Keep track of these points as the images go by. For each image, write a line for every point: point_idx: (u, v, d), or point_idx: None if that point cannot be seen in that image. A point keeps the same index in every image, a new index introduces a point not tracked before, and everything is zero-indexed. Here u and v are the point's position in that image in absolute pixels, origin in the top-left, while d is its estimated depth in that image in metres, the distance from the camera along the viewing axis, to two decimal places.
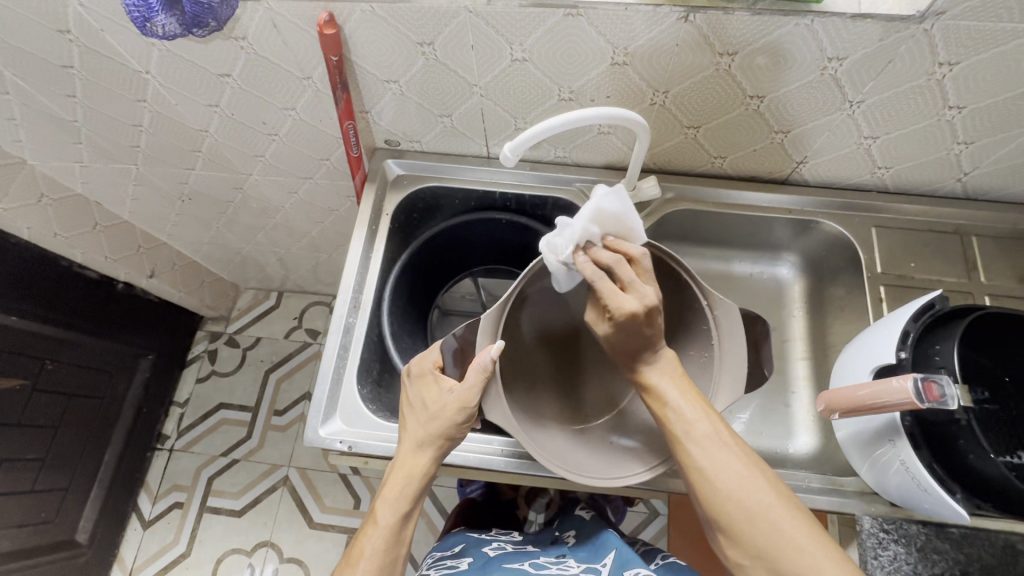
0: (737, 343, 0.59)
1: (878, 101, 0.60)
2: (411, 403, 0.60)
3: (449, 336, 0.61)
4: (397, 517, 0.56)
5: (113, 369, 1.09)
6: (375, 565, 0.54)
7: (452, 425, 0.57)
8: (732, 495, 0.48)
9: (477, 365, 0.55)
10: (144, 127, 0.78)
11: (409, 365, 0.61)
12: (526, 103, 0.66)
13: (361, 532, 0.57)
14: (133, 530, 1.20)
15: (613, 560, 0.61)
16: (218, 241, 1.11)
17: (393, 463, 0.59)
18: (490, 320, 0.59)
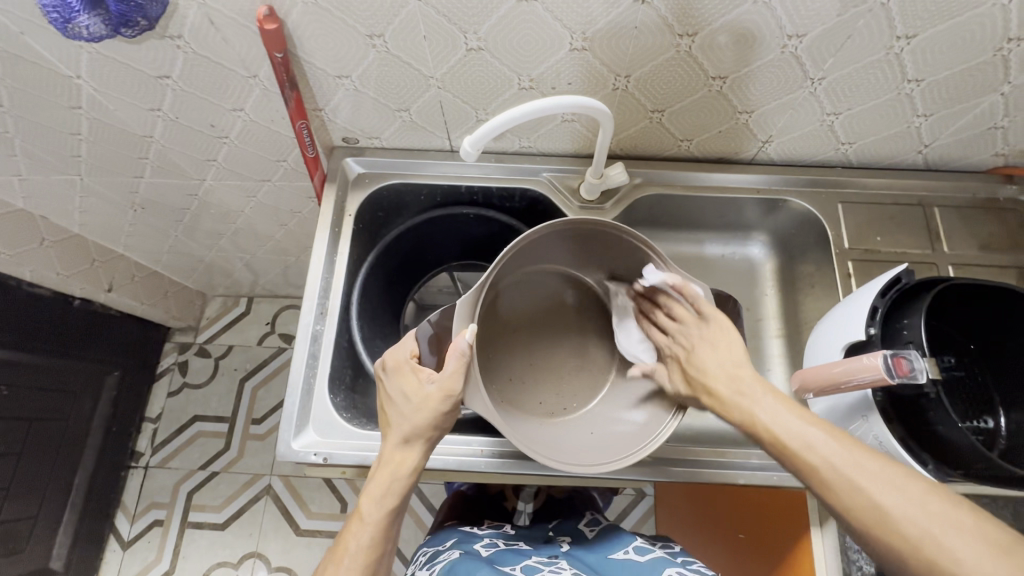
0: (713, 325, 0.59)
1: (839, 77, 0.60)
2: (392, 398, 0.58)
3: (424, 322, 0.60)
4: (386, 513, 0.54)
5: (77, 389, 1.04)
6: (360, 562, 0.52)
7: (437, 416, 0.55)
8: (876, 515, 0.43)
9: (454, 353, 0.54)
10: (84, 135, 0.73)
11: (384, 359, 0.59)
12: (485, 94, 0.64)
13: (347, 527, 0.55)
14: (112, 551, 1.16)
15: None
16: (179, 249, 1.06)
17: (380, 458, 0.57)
18: (465, 307, 0.58)
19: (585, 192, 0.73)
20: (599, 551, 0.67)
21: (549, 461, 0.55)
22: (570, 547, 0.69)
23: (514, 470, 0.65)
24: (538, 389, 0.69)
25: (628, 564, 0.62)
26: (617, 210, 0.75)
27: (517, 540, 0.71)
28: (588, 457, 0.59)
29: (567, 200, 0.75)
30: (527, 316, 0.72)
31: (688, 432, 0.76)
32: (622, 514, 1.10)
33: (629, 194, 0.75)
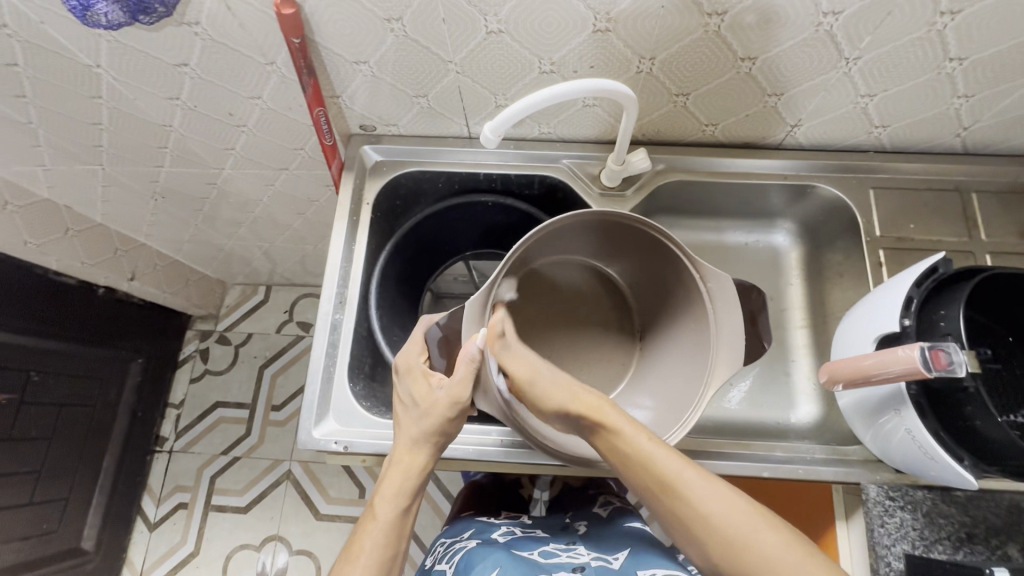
0: (732, 315, 0.58)
1: (876, 57, 0.57)
2: (403, 401, 0.59)
3: (432, 324, 0.60)
4: (398, 512, 0.53)
5: (103, 376, 1.07)
6: (377, 559, 0.50)
7: (446, 421, 0.57)
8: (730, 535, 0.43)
9: (464, 359, 0.56)
10: (105, 125, 0.73)
11: (397, 361, 0.60)
12: (505, 78, 0.62)
13: (359, 529, 0.53)
14: (140, 532, 1.19)
15: (626, 554, 0.60)
16: (199, 238, 1.07)
17: (389, 460, 0.57)
18: (476, 306, 0.58)
19: (606, 179, 0.71)
20: (614, 532, 0.68)
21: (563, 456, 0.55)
22: (586, 531, 0.70)
23: (532, 461, 0.65)
24: None
25: (641, 543, 0.63)
26: (638, 198, 0.73)
27: (535, 529, 0.71)
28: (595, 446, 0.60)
29: (588, 187, 0.73)
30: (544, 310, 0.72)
31: (709, 424, 0.75)
32: None
33: (651, 181, 0.74)
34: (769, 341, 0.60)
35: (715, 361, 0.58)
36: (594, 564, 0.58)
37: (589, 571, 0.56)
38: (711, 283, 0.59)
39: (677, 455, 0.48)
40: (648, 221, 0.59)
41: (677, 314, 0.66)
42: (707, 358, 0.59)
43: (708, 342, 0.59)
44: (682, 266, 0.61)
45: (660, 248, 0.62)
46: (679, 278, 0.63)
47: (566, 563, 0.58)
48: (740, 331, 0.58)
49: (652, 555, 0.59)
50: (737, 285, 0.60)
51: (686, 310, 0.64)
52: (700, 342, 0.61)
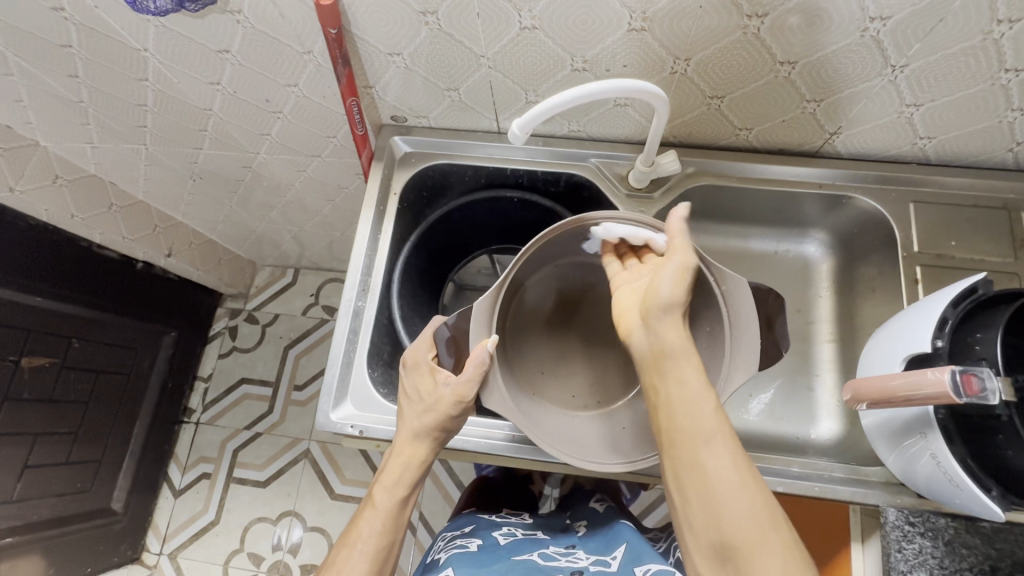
0: (750, 318, 0.57)
1: (924, 65, 0.55)
2: (409, 393, 0.59)
3: (441, 323, 0.59)
4: (397, 502, 0.55)
5: (138, 346, 1.11)
6: (372, 547, 0.52)
7: (447, 418, 0.56)
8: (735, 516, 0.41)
9: (473, 360, 0.54)
10: (149, 107, 0.76)
11: (405, 355, 0.60)
12: (538, 74, 0.62)
13: (359, 514, 0.56)
14: (165, 498, 1.24)
15: (623, 553, 0.60)
16: (232, 219, 1.10)
17: (392, 450, 0.58)
18: (484, 307, 0.57)
19: (633, 180, 0.71)
20: (611, 530, 0.67)
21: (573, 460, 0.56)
22: (585, 532, 0.70)
23: (537, 457, 0.65)
24: (567, 383, 0.69)
25: (639, 540, 0.62)
26: (665, 201, 0.72)
27: (535, 530, 0.71)
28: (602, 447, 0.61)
29: (615, 188, 0.72)
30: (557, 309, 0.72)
31: None
32: (648, 508, 1.09)
33: (680, 184, 0.72)
34: (787, 347, 0.59)
35: (730, 369, 0.57)
36: (593, 568, 0.58)
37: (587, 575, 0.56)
38: (727, 284, 0.57)
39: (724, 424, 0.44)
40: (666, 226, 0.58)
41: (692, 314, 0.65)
42: (720, 365, 0.58)
43: (725, 347, 0.58)
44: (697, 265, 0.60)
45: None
46: (694, 278, 0.62)
47: (565, 567, 0.58)
48: (758, 334, 0.57)
49: (648, 553, 0.58)
50: (754, 290, 0.59)
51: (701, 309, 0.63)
52: (714, 345, 0.60)
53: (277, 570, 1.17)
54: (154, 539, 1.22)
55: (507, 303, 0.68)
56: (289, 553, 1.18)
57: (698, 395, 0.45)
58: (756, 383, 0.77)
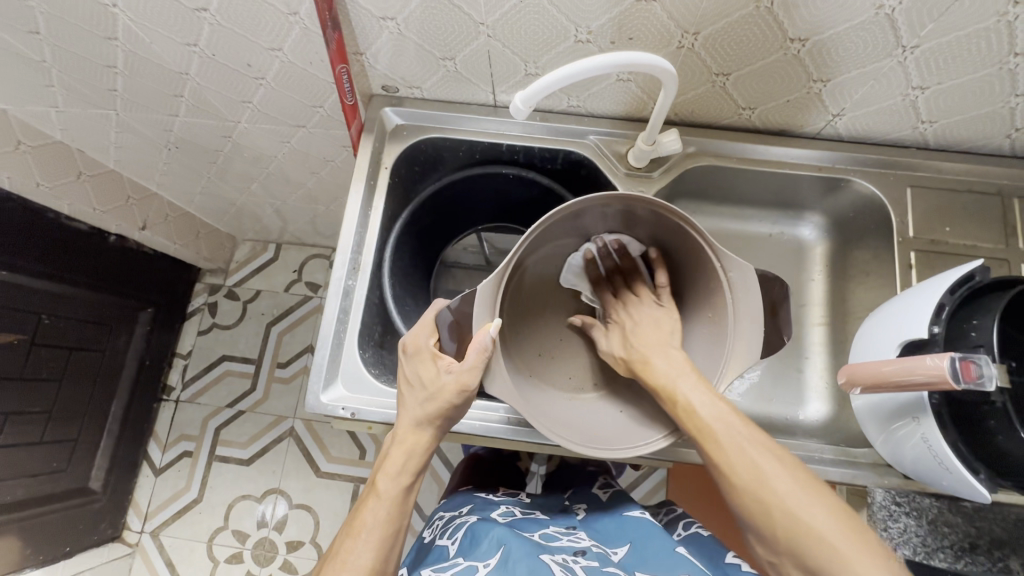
0: (754, 305, 0.57)
1: (934, 47, 0.54)
2: (409, 382, 0.58)
3: (443, 306, 0.58)
4: (401, 491, 0.53)
5: (113, 323, 1.07)
6: (377, 535, 0.50)
7: (451, 406, 0.55)
8: (754, 480, 0.45)
9: (476, 345, 0.53)
10: (119, 69, 0.71)
11: (405, 341, 0.59)
12: (539, 45, 0.59)
13: (362, 502, 0.53)
14: (145, 476, 1.22)
15: (626, 549, 0.59)
16: (211, 191, 1.05)
17: (394, 438, 0.56)
18: (488, 290, 0.56)
19: (633, 159, 0.69)
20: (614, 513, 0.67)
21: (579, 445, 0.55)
22: (585, 515, 0.70)
23: (534, 440, 0.65)
24: (565, 366, 0.69)
25: (643, 537, 0.60)
26: (664, 180, 0.71)
27: (534, 510, 0.71)
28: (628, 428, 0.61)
29: (613, 166, 0.71)
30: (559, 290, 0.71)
31: None
32: (634, 484, 1.10)
33: (679, 164, 0.71)
34: (790, 334, 0.58)
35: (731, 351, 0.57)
36: (594, 550, 0.58)
37: (589, 556, 0.56)
38: (731, 273, 0.58)
39: (724, 411, 0.49)
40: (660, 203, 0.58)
41: (693, 295, 0.65)
42: (723, 348, 0.58)
43: (725, 334, 0.59)
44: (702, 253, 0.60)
45: (681, 234, 0.60)
46: (693, 257, 0.62)
47: (567, 546, 0.58)
48: (761, 321, 0.57)
49: (652, 546, 0.58)
50: (761, 275, 0.58)
51: (703, 295, 0.63)
52: (717, 325, 0.61)
53: (263, 547, 1.17)
54: (135, 518, 1.20)
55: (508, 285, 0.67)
56: (274, 529, 1.18)
57: (694, 393, 0.51)
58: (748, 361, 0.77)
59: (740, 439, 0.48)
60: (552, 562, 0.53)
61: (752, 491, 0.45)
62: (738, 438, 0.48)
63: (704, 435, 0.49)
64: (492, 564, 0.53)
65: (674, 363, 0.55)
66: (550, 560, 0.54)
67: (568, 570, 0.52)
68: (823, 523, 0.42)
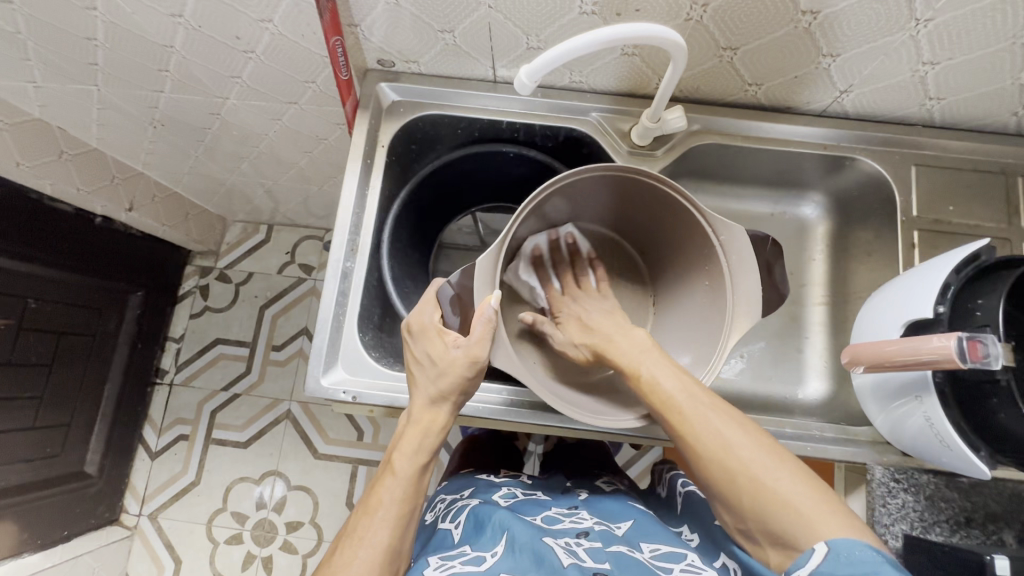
0: (750, 266, 0.57)
1: (948, 20, 0.52)
2: (418, 361, 0.57)
3: (445, 283, 0.58)
4: (417, 468, 0.52)
5: (102, 306, 1.05)
6: (395, 512, 0.50)
7: (463, 381, 0.55)
8: (722, 447, 0.47)
9: (481, 318, 0.53)
10: (99, 42, 0.68)
11: (409, 321, 0.58)
12: (541, 17, 0.57)
13: (375, 481, 0.53)
14: (141, 460, 1.21)
15: (629, 527, 0.59)
16: (199, 171, 1.02)
17: (408, 419, 0.56)
18: (486, 263, 0.56)
19: (637, 136, 0.67)
20: (617, 500, 0.67)
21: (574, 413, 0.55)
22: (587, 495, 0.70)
23: (535, 420, 0.64)
24: None
25: (646, 520, 0.61)
26: (668, 158, 0.70)
27: (535, 490, 0.71)
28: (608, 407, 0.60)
29: (616, 144, 0.69)
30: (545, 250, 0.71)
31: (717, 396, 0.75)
32: (630, 462, 1.12)
33: (684, 141, 0.70)
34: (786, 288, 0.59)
35: (733, 317, 0.57)
36: (597, 529, 0.58)
37: (592, 537, 0.57)
38: (723, 237, 0.58)
39: (688, 385, 0.51)
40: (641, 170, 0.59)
41: (690, 264, 0.65)
42: (724, 314, 0.58)
43: (725, 301, 0.59)
44: (690, 219, 0.60)
45: (670, 203, 0.61)
46: (687, 229, 0.62)
47: (570, 529, 0.59)
48: (757, 284, 0.57)
49: (654, 532, 0.58)
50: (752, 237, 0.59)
51: (699, 263, 0.63)
52: (716, 297, 0.60)
53: (262, 528, 1.17)
54: (132, 501, 1.19)
55: (510, 263, 0.69)
56: (273, 510, 1.18)
57: (657, 366, 0.53)
58: (746, 339, 0.78)
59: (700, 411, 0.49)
60: (555, 544, 0.54)
61: (714, 459, 0.47)
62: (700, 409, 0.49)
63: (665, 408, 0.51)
64: (497, 552, 0.53)
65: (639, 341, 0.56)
66: (553, 543, 0.54)
67: (569, 552, 0.53)
68: (792, 490, 0.43)
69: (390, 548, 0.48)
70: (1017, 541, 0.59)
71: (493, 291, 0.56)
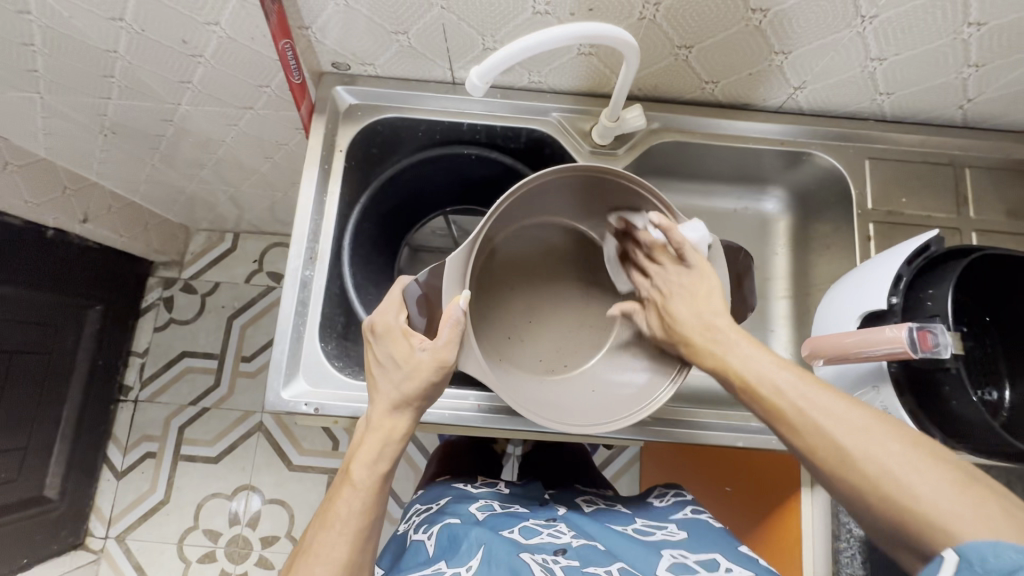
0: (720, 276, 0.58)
1: (893, 16, 0.53)
2: (381, 363, 0.54)
3: (412, 281, 0.56)
4: (377, 479, 0.50)
5: (58, 323, 1.01)
6: (353, 526, 0.48)
7: (428, 385, 0.53)
8: (850, 438, 0.41)
9: (448, 320, 0.51)
10: (37, 47, 0.65)
11: (372, 321, 0.55)
12: (495, 18, 0.56)
13: (334, 491, 0.51)
14: (106, 480, 1.17)
15: (607, 545, 0.59)
16: (156, 179, 0.99)
17: (367, 425, 0.53)
18: (458, 262, 0.54)
19: (597, 136, 0.67)
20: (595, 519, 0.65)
21: (546, 420, 0.54)
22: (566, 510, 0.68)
23: (507, 426, 0.64)
24: (535, 347, 0.67)
25: (623, 536, 0.60)
26: (629, 157, 0.70)
27: (512, 502, 0.70)
28: (583, 414, 0.59)
29: (577, 144, 0.69)
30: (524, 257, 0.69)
31: (686, 391, 0.76)
32: (608, 460, 1.12)
33: (645, 140, 0.70)
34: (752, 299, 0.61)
35: None
36: (575, 545, 0.58)
37: (570, 554, 0.56)
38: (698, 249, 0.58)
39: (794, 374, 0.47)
40: (625, 173, 0.58)
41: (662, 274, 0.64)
42: None
43: None
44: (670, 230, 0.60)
45: (649, 210, 0.60)
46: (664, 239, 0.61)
47: (548, 544, 0.58)
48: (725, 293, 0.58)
49: (634, 549, 0.58)
50: (726, 246, 0.61)
51: None
52: None
53: (236, 544, 1.14)
54: (97, 524, 1.15)
55: (484, 254, 0.66)
56: (247, 526, 1.15)
57: (755, 357, 0.49)
58: None
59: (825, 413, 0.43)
60: (533, 562, 0.53)
61: (844, 445, 0.41)
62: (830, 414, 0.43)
63: (782, 415, 0.45)
64: (473, 567, 0.53)
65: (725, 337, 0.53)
66: (530, 559, 0.53)
67: (548, 572, 0.52)
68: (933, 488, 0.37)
69: (347, 563, 0.47)
70: None
71: (460, 291, 0.54)
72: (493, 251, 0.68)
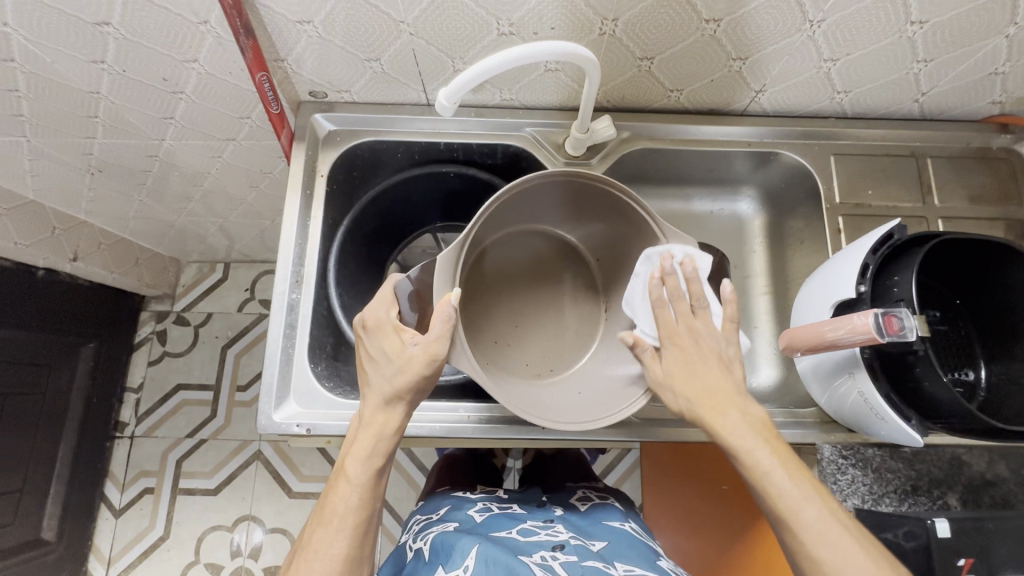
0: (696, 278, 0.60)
1: (839, 19, 0.56)
2: (374, 357, 0.55)
3: (403, 278, 0.58)
4: (372, 474, 0.51)
5: (51, 362, 1.01)
6: (350, 522, 0.49)
7: (421, 379, 0.52)
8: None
9: (439, 316, 0.51)
10: (22, 92, 0.67)
11: (364, 317, 0.56)
12: (462, 41, 0.59)
13: (331, 487, 0.51)
14: (105, 519, 1.16)
15: (604, 544, 0.59)
16: (145, 215, 1.00)
17: (363, 420, 0.53)
18: (447, 262, 0.56)
19: (570, 147, 0.69)
20: (592, 518, 0.67)
21: (540, 418, 0.54)
22: (563, 511, 0.69)
23: (500, 435, 0.64)
24: (522, 351, 0.68)
25: (621, 539, 0.61)
26: (603, 166, 0.72)
27: (511, 505, 0.71)
28: (573, 411, 0.59)
29: (551, 155, 0.71)
30: (510, 262, 0.71)
31: None
32: (609, 468, 1.13)
33: (617, 149, 0.72)
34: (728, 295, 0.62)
35: None
36: (573, 542, 0.58)
37: (568, 550, 0.56)
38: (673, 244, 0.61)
39: (808, 490, 0.45)
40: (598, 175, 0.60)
41: None
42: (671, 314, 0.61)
43: None
44: (646, 229, 0.62)
45: (626, 208, 0.63)
46: (640, 239, 0.64)
47: (546, 542, 0.58)
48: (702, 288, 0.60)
49: (631, 551, 0.58)
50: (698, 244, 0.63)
51: None
52: None
53: None
54: (97, 564, 1.14)
55: (468, 264, 0.68)
56: (249, 557, 1.14)
57: (775, 465, 0.46)
58: None
59: (823, 539, 0.43)
60: (531, 561, 0.53)
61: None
62: (822, 532, 0.43)
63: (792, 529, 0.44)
64: (469, 565, 0.53)
65: (745, 425, 0.48)
66: (529, 560, 0.53)
67: (547, 570, 0.52)
68: None
69: (348, 556, 0.48)
70: (960, 503, 0.63)
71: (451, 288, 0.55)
72: (475, 261, 0.69)
